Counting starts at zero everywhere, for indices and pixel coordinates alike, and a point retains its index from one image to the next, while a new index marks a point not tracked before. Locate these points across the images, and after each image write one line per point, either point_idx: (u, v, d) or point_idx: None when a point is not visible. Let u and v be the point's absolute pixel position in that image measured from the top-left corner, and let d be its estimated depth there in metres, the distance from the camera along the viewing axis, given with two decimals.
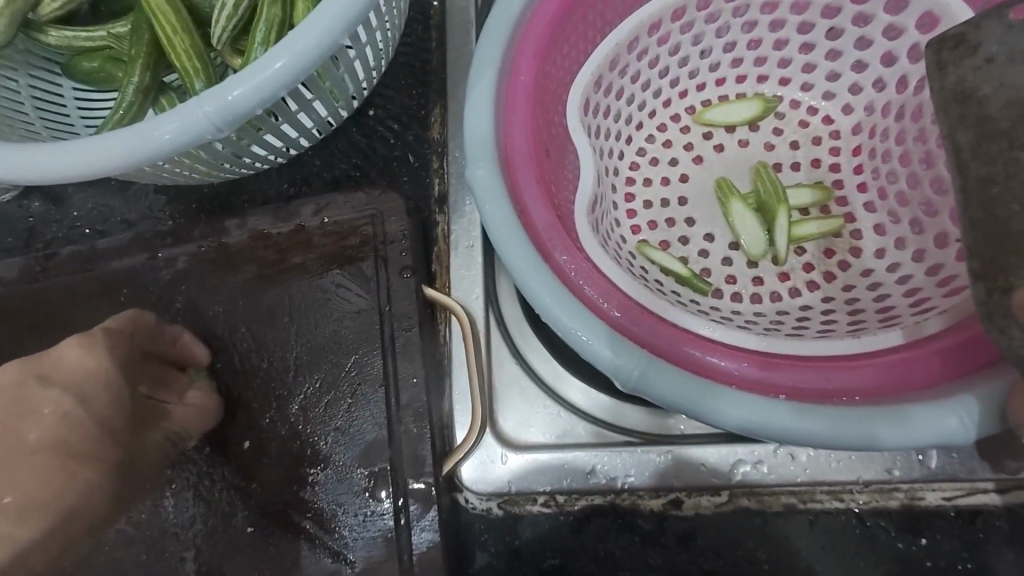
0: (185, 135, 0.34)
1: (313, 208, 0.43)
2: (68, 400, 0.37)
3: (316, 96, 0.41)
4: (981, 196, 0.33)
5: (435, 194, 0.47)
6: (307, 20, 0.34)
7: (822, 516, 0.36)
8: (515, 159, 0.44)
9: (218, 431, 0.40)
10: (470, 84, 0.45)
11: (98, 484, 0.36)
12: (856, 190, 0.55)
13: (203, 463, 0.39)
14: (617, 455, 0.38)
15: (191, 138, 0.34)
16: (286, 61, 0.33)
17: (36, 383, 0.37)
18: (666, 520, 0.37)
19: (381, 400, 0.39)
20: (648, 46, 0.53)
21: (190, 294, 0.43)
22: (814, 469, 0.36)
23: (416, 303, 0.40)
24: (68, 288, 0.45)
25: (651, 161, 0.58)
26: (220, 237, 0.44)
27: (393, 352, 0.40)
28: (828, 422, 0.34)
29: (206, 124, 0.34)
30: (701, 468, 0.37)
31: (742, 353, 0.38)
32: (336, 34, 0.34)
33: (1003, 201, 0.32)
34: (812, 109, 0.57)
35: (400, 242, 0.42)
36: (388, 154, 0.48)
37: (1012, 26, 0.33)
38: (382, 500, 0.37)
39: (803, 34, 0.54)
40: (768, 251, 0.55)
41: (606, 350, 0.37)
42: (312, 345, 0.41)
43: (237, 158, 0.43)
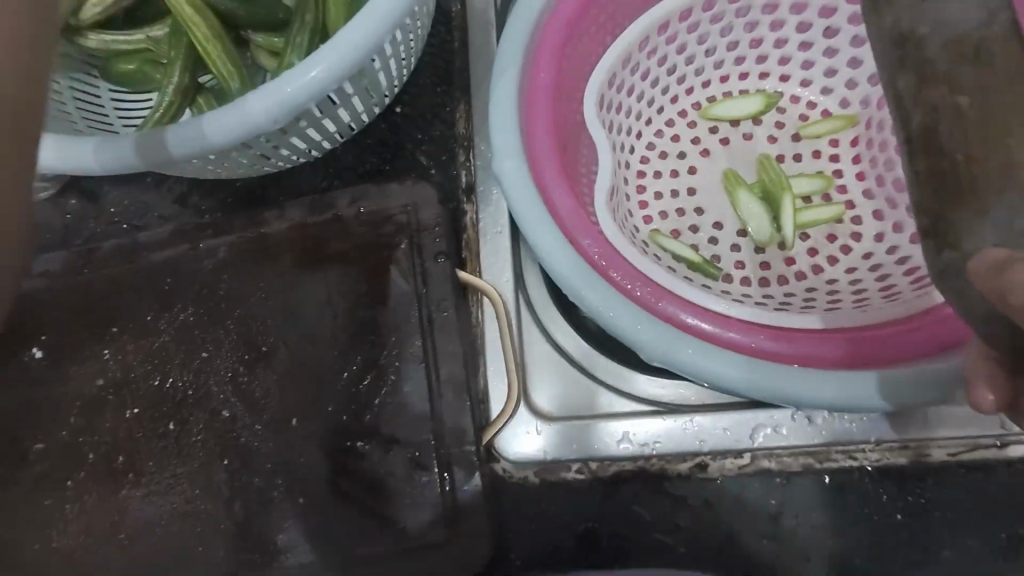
0: (241, 130, 0.37)
1: (350, 199, 0.46)
2: None
3: (354, 92, 0.44)
4: None
5: (463, 185, 0.49)
6: (350, 27, 0.37)
7: (838, 475, 0.38)
8: (539, 151, 0.47)
9: (268, 410, 0.41)
10: (494, 81, 0.48)
11: None
12: (855, 178, 0.58)
13: (253, 438, 0.41)
14: (645, 423, 0.41)
15: (247, 131, 0.37)
16: (327, 66, 0.37)
17: None
18: (694, 483, 0.39)
19: (423, 375, 0.41)
20: (657, 45, 0.57)
21: (232, 282, 0.45)
22: (828, 431, 0.39)
23: (452, 286, 0.43)
24: (110, 279, 0.46)
25: (660, 155, 0.61)
26: (260, 227, 0.46)
27: (430, 331, 0.42)
28: (831, 387, 0.36)
29: (263, 118, 0.37)
30: (724, 433, 0.39)
31: (743, 325, 0.41)
32: (379, 37, 0.37)
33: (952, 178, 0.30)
34: (812, 104, 0.60)
35: (434, 229, 0.44)
36: (416, 148, 0.51)
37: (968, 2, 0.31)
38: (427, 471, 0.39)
39: (802, 33, 0.58)
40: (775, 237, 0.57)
41: (632, 325, 0.40)
42: (354, 325, 0.42)
43: (276, 151, 0.45)
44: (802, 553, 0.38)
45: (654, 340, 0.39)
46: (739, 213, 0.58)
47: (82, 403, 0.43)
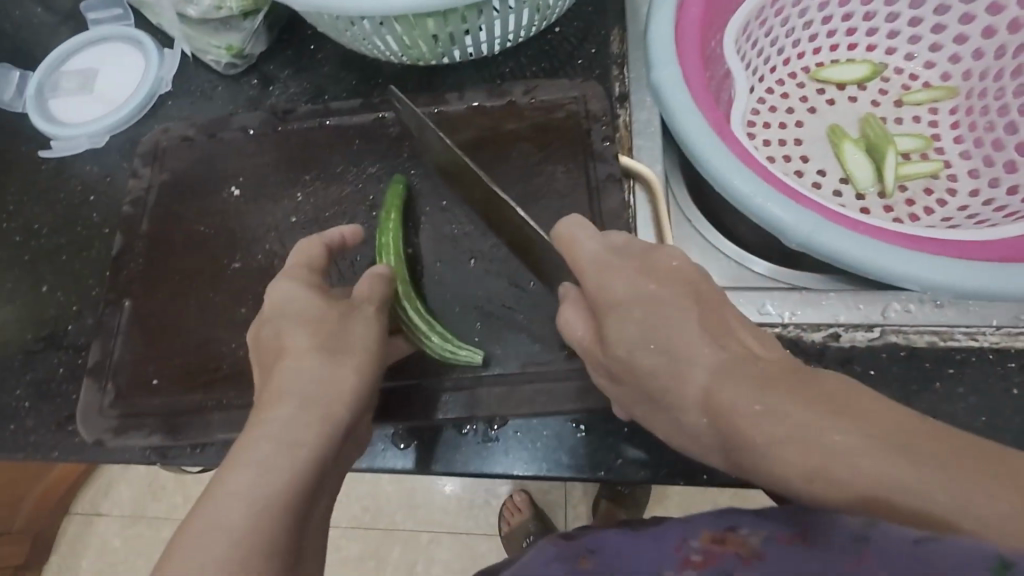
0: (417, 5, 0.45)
1: (525, 88, 0.52)
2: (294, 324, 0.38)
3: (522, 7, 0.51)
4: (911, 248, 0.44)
5: (616, 94, 0.56)
6: None
7: (959, 354, 0.43)
8: (691, 68, 0.53)
9: (452, 251, 0.48)
10: (654, 6, 0.55)
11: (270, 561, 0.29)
12: (953, 141, 0.64)
13: (437, 271, 0.48)
14: (784, 296, 0.46)
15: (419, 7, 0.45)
16: None
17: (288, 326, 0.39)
18: (827, 350, 0.44)
19: (590, 233, 0.47)
20: (785, 5, 0.65)
21: (416, 146, 0.51)
22: (951, 313, 0.44)
23: (615, 167, 0.49)
24: (305, 137, 0.53)
25: (770, 108, 0.67)
26: (441, 106, 0.52)
27: (597, 199, 0.48)
28: (934, 267, 0.43)
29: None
30: (857, 309, 0.44)
31: (860, 224, 0.46)
32: None
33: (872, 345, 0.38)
34: (914, 76, 0.67)
35: (602, 119, 0.50)
36: (572, 62, 0.57)
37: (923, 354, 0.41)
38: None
39: (914, 8, 0.65)
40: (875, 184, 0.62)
41: (779, 211, 0.46)
42: (529, 190, 0.49)
43: (454, 42, 0.53)
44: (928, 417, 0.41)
45: (800, 224, 0.45)
46: (842, 159, 0.63)
47: (278, 234, 0.49)
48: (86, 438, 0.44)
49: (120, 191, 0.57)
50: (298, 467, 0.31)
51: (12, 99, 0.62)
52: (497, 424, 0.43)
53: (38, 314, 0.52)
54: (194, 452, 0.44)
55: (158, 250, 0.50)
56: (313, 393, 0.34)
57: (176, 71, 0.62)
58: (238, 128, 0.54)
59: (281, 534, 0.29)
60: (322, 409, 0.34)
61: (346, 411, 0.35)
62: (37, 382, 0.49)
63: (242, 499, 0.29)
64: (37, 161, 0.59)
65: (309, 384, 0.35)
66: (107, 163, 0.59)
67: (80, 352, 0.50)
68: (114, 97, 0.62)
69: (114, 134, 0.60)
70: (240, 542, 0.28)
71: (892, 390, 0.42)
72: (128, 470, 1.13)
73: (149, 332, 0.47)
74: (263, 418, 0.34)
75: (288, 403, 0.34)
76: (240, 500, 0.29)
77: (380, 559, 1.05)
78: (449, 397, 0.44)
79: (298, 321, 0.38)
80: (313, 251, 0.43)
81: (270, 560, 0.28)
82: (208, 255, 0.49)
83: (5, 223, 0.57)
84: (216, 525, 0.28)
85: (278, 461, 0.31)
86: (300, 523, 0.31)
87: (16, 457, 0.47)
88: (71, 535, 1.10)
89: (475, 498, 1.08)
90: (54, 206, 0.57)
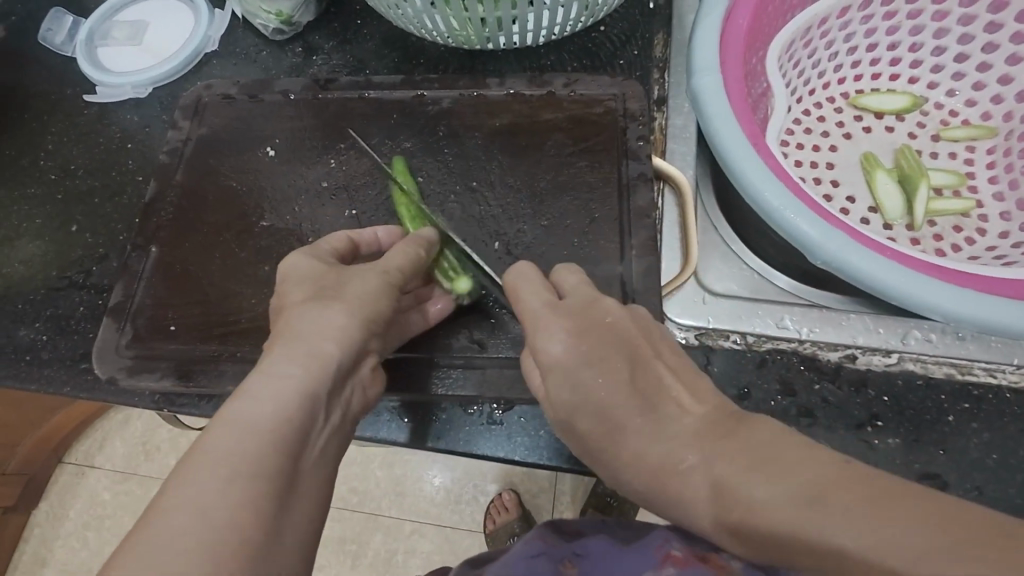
0: None
1: (565, 80, 0.52)
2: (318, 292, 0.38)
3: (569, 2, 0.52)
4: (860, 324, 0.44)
5: (655, 97, 0.56)
6: None
7: (977, 389, 0.42)
8: (732, 78, 0.53)
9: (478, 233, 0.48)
10: (701, 14, 0.55)
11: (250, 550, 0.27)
12: (987, 181, 0.63)
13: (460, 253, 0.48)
14: (803, 312, 0.46)
15: None
16: None
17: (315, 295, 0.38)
18: (842, 370, 0.43)
19: (616, 229, 0.47)
20: (832, 28, 0.64)
21: (451, 126, 0.52)
22: (971, 347, 0.44)
23: (647, 167, 0.49)
24: (344, 106, 0.53)
25: (805, 130, 0.66)
26: (481, 91, 0.53)
27: (626, 196, 0.48)
28: (958, 299, 0.42)
29: None
30: (877, 333, 0.44)
31: (887, 249, 0.45)
32: None
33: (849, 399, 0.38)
34: (954, 112, 0.67)
35: (639, 118, 0.51)
36: (613, 62, 0.58)
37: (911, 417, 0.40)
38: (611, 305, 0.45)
39: (963, 44, 0.64)
40: (903, 215, 0.61)
41: (807, 227, 0.45)
42: (559, 181, 0.49)
43: (500, 28, 0.54)
44: (939, 450, 0.41)
45: (827, 241, 0.45)
46: (874, 188, 0.62)
47: (308, 198, 0.50)
48: (100, 375, 0.45)
49: (156, 142, 0.58)
50: (290, 400, 0.32)
51: (63, 43, 0.64)
52: (502, 408, 0.43)
53: (64, 253, 0.53)
54: (202, 401, 0.44)
55: (189, 202, 0.51)
56: (313, 338, 0.35)
57: (224, 32, 0.63)
58: (279, 92, 0.55)
59: (270, 462, 0.29)
60: (316, 353, 0.34)
61: (336, 352, 0.35)
62: (57, 317, 0.50)
63: (236, 430, 0.30)
64: (80, 105, 0.61)
65: (311, 331, 0.35)
66: (146, 114, 0.60)
67: (102, 294, 0.51)
68: (161, 51, 0.63)
69: (157, 86, 0.61)
70: (234, 464, 0.28)
71: (905, 417, 0.42)
72: (126, 426, 1.14)
73: (172, 279, 0.48)
74: (265, 363, 0.34)
75: (286, 349, 0.34)
76: (235, 430, 0.30)
77: (361, 543, 1.05)
78: (458, 374, 0.44)
79: (303, 283, 0.39)
80: (340, 242, 0.43)
81: (256, 484, 0.28)
82: (237, 211, 0.50)
83: (43, 161, 0.58)
84: (210, 452, 0.29)
85: (275, 397, 0.32)
86: (292, 455, 0.31)
87: (27, 388, 0.48)
88: (63, 484, 1.11)
89: (463, 493, 1.08)
90: (92, 150, 0.58)
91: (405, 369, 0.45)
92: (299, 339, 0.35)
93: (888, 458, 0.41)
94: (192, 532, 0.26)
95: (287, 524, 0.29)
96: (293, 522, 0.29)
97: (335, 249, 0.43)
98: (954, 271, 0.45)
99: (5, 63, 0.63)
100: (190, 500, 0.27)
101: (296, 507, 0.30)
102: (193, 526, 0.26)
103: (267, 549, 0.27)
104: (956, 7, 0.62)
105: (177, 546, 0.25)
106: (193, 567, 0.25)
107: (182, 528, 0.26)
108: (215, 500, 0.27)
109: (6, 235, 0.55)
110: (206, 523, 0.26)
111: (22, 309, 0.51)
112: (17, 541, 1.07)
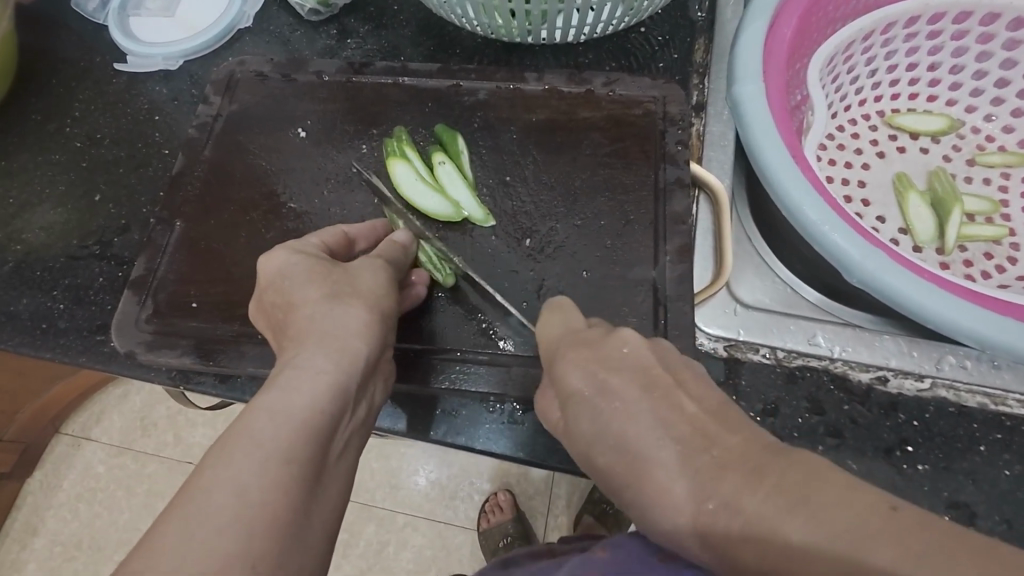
0: None
1: (605, 80, 0.51)
2: (294, 281, 0.37)
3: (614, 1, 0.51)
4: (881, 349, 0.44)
5: (694, 103, 0.55)
6: None
7: (1011, 420, 0.41)
8: (774, 88, 0.52)
9: (512, 230, 0.47)
10: (746, 22, 0.54)
11: (273, 545, 0.25)
12: (1020, 210, 0.62)
13: (488, 247, 0.47)
14: (835, 331, 0.45)
15: None
16: None
17: (287, 298, 0.36)
18: (872, 393, 0.43)
19: (652, 233, 0.47)
20: (873, 44, 0.63)
21: (487, 118, 0.51)
22: (1008, 378, 0.42)
23: (684, 173, 0.48)
24: (378, 91, 0.53)
25: (838, 145, 0.66)
26: (520, 84, 0.52)
27: (663, 199, 0.47)
28: (1000, 327, 0.41)
29: None
30: (910, 356, 0.43)
31: (927, 272, 0.45)
32: None
33: (839, 423, 0.42)
34: (990, 138, 0.65)
35: (679, 121, 0.50)
36: (653, 63, 0.57)
37: (919, 449, 0.41)
38: (642, 310, 0.45)
39: (1004, 70, 0.63)
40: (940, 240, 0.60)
41: (843, 242, 0.45)
42: (593, 181, 0.49)
43: (541, 23, 0.53)
44: (968, 479, 0.40)
45: (864, 259, 0.44)
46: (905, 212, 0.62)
47: (337, 180, 0.49)
48: (119, 347, 0.44)
49: (184, 116, 0.57)
50: (325, 394, 0.31)
51: (96, 10, 0.63)
52: (524, 408, 0.43)
53: (85, 221, 0.53)
54: (220, 381, 0.43)
55: (216, 178, 0.50)
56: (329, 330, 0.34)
57: (259, 9, 0.62)
58: (313, 72, 0.54)
59: (304, 447, 0.28)
60: (343, 343, 0.33)
61: (364, 347, 0.34)
62: (75, 287, 0.49)
63: (276, 414, 0.29)
64: (110, 73, 0.60)
65: (329, 326, 0.34)
66: (175, 87, 0.59)
67: (122, 266, 0.50)
68: (193, 24, 0.62)
69: (188, 60, 0.60)
70: (269, 451, 0.27)
71: (936, 443, 0.41)
72: (125, 401, 1.13)
73: (196, 256, 0.47)
74: (295, 354, 0.33)
75: (311, 342, 0.33)
76: (273, 414, 0.29)
77: (354, 532, 1.04)
78: (481, 371, 0.43)
79: (283, 272, 0.38)
80: (330, 235, 0.42)
81: (275, 493, 0.26)
82: (264, 191, 0.49)
83: (69, 128, 0.57)
84: (246, 439, 0.28)
85: (308, 387, 0.31)
86: (322, 447, 0.30)
87: (42, 356, 0.47)
88: (58, 453, 1.10)
89: (459, 489, 1.07)
90: (119, 119, 0.57)
91: (426, 357, 0.44)
92: (318, 328, 0.34)
93: (915, 485, 0.40)
94: (222, 515, 0.25)
95: (314, 517, 0.28)
96: (318, 514, 0.28)
97: (324, 242, 0.41)
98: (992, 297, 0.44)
99: (35, 26, 0.62)
100: (228, 480, 0.26)
101: (322, 503, 0.29)
102: (230, 506, 0.25)
103: (291, 542, 0.26)
104: (1002, 30, 0.61)
105: (212, 524, 0.25)
106: (226, 543, 0.24)
107: (213, 509, 0.25)
108: (250, 482, 0.26)
109: (28, 200, 0.55)
110: (242, 507, 0.25)
111: (40, 276, 0.50)
112: (9, 508, 1.07)
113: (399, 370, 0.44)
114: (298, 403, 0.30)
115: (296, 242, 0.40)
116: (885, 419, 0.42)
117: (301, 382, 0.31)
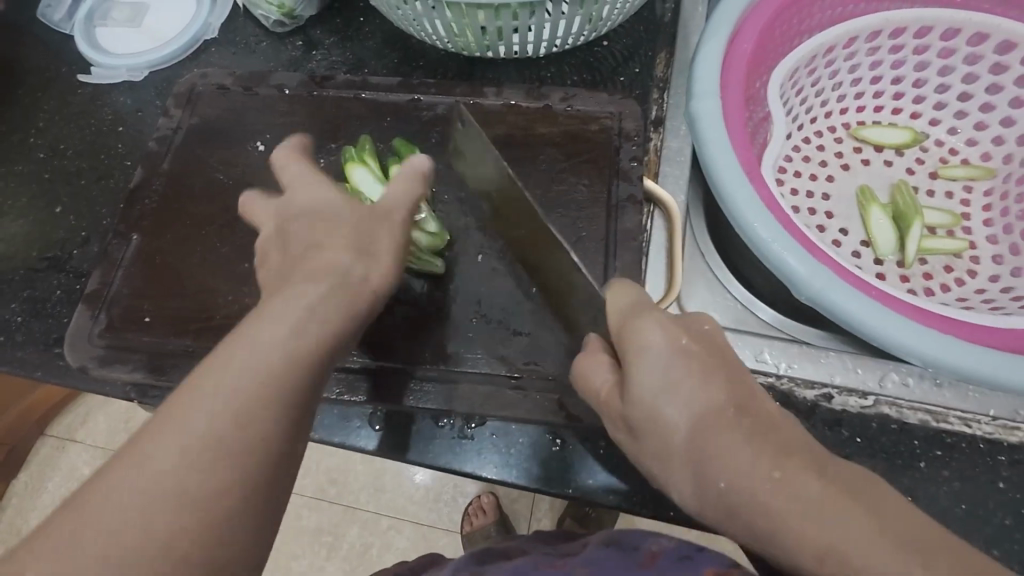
0: None
1: (562, 95, 0.52)
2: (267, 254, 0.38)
3: (569, 17, 0.51)
4: (823, 366, 0.44)
5: (653, 117, 0.55)
6: None
7: (950, 437, 0.42)
8: (730, 104, 0.52)
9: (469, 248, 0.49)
10: (704, 37, 0.55)
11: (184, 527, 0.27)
12: (981, 223, 0.63)
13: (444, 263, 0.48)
14: (781, 349, 0.45)
15: None
16: None
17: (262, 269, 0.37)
18: (817, 410, 0.43)
19: (602, 250, 0.47)
20: (837, 57, 0.64)
21: (444, 133, 0.52)
22: (950, 396, 0.43)
23: (637, 188, 0.48)
24: (338, 105, 0.53)
25: (804, 158, 0.66)
26: (478, 99, 0.52)
27: (615, 215, 0.48)
28: (943, 347, 0.42)
29: None
30: (854, 373, 0.44)
31: (874, 288, 0.46)
32: None
33: None
34: (954, 150, 0.66)
35: (635, 138, 0.50)
36: (614, 78, 0.57)
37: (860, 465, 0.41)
38: None
39: (967, 83, 0.64)
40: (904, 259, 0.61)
41: (793, 260, 0.45)
42: (548, 197, 0.49)
43: (499, 38, 0.53)
44: (907, 495, 0.40)
45: (811, 277, 0.44)
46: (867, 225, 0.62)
47: None
48: (71, 362, 0.44)
49: (148, 127, 0.58)
50: (261, 375, 0.30)
51: (63, 20, 0.63)
52: (474, 424, 0.43)
53: (46, 233, 0.53)
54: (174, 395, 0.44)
55: (175, 191, 0.50)
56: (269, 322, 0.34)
57: (225, 20, 0.62)
58: (274, 85, 0.54)
59: (228, 433, 0.28)
60: (292, 324, 0.32)
61: (316, 328, 0.32)
62: (34, 299, 0.50)
63: (205, 396, 0.29)
64: (74, 84, 0.60)
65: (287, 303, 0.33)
66: (141, 98, 0.59)
67: (80, 278, 0.51)
68: (160, 34, 0.62)
69: (154, 71, 0.61)
70: (191, 434, 0.28)
71: (877, 459, 0.42)
72: (109, 404, 1.13)
73: (151, 270, 0.47)
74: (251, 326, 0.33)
75: (266, 316, 0.32)
76: (204, 396, 0.29)
77: (336, 536, 1.05)
78: (430, 387, 0.44)
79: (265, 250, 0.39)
80: None
81: (196, 476, 0.27)
82: (222, 204, 0.50)
83: (33, 139, 0.58)
84: (177, 419, 0.29)
85: (233, 385, 0.30)
86: (257, 429, 0.29)
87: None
88: (41, 457, 1.10)
89: (442, 492, 1.08)
90: (82, 130, 0.58)
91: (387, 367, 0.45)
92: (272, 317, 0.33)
93: None
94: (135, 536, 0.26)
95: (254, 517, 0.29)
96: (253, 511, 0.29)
97: None
98: (938, 317, 0.45)
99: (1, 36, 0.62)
100: (149, 464, 0.27)
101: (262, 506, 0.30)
102: (147, 488, 0.27)
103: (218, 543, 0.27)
104: (963, 45, 0.61)
105: (131, 503, 0.27)
106: (133, 528, 0.26)
107: (128, 520, 0.26)
108: (167, 467, 0.27)
109: None
110: (158, 489, 0.27)
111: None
112: None
113: (350, 386, 0.45)
114: (227, 387, 0.30)
115: (301, 150, 0.43)
116: (827, 435, 0.42)
117: (240, 362, 0.30)
